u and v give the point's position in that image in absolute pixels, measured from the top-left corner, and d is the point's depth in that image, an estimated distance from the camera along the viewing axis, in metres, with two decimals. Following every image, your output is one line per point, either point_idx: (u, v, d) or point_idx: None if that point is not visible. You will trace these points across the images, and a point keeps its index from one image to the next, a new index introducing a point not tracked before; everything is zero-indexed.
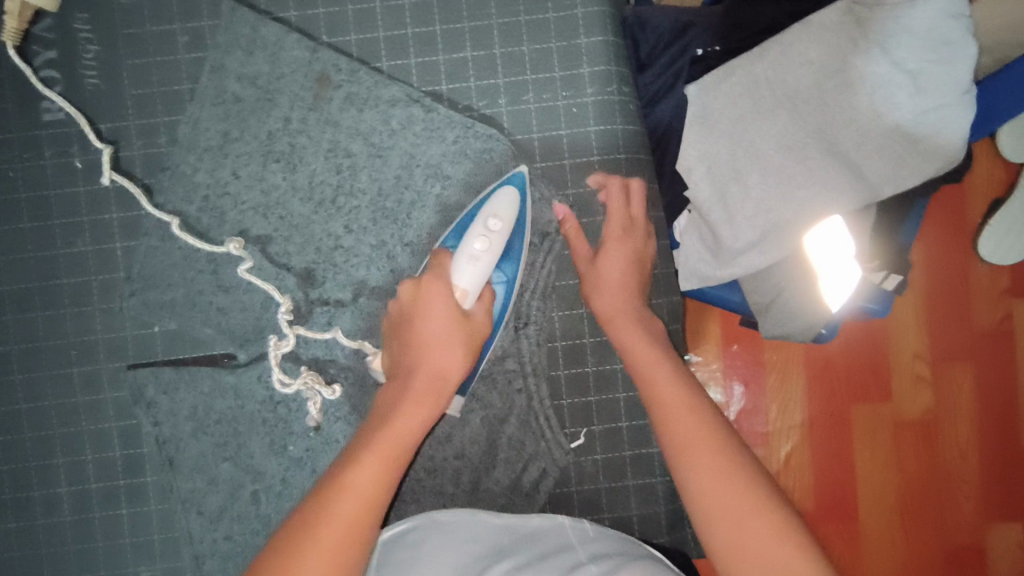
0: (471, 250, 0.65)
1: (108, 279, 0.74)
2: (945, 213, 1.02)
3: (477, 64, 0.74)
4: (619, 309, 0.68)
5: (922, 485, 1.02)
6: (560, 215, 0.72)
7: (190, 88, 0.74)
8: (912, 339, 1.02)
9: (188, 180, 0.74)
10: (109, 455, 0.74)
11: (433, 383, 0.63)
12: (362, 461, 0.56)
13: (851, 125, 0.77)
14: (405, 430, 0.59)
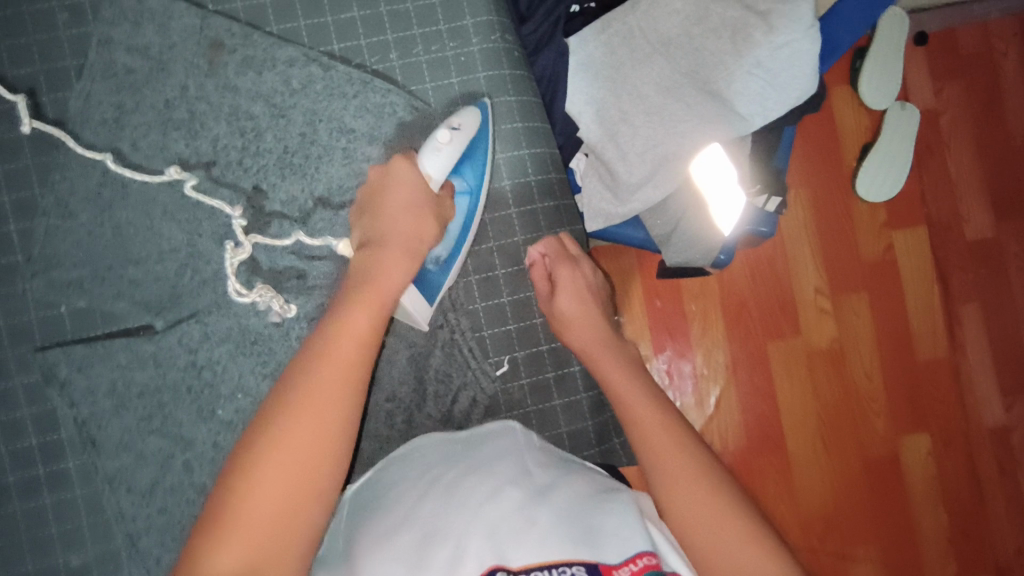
0: (434, 138, 0.71)
1: (6, 262, 0.72)
2: (821, 158, 1.22)
3: (365, 21, 0.78)
4: (585, 325, 0.72)
5: (839, 408, 1.23)
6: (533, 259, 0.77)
7: (75, 64, 0.74)
8: (811, 277, 1.22)
9: (84, 156, 0.74)
10: (25, 444, 0.72)
11: (384, 289, 0.61)
12: (320, 377, 0.51)
13: (715, 74, 0.91)
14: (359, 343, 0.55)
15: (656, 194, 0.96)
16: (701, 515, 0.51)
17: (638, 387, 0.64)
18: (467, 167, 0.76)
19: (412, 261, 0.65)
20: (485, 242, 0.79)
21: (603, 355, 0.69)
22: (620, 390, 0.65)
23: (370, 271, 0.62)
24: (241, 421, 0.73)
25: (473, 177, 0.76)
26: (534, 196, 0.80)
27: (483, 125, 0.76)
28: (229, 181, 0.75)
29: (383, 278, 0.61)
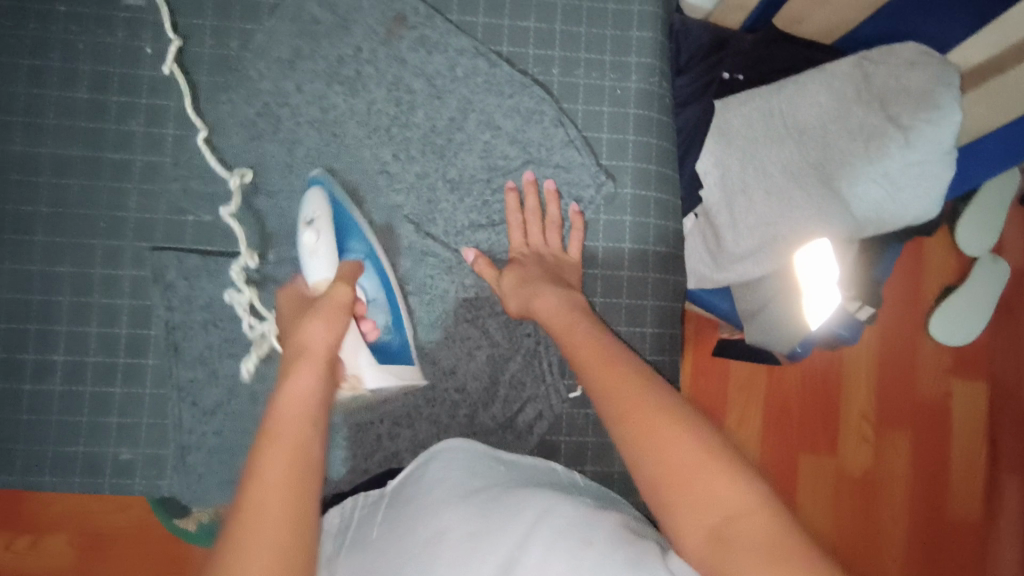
0: (304, 244, 0.71)
1: (152, 161, 0.76)
2: (903, 288, 1.19)
3: (539, 34, 0.81)
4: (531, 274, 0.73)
5: (856, 538, 1.18)
6: (470, 258, 0.77)
7: (270, 3, 0.79)
8: (861, 401, 1.19)
9: (251, 85, 0.78)
10: (114, 332, 0.74)
11: (317, 351, 0.59)
12: (267, 464, 0.48)
13: (835, 188, 0.90)
14: (304, 403, 0.54)
15: (755, 270, 0.96)
16: (682, 467, 0.48)
17: (586, 331, 0.63)
18: (353, 239, 0.74)
19: (341, 318, 0.63)
20: (592, 267, 0.80)
21: (547, 300, 0.68)
22: (568, 334, 0.64)
23: (306, 345, 0.60)
24: None
25: (363, 247, 0.74)
26: (649, 238, 0.81)
27: (336, 199, 0.74)
28: (373, 143, 0.78)
29: (313, 341, 0.60)
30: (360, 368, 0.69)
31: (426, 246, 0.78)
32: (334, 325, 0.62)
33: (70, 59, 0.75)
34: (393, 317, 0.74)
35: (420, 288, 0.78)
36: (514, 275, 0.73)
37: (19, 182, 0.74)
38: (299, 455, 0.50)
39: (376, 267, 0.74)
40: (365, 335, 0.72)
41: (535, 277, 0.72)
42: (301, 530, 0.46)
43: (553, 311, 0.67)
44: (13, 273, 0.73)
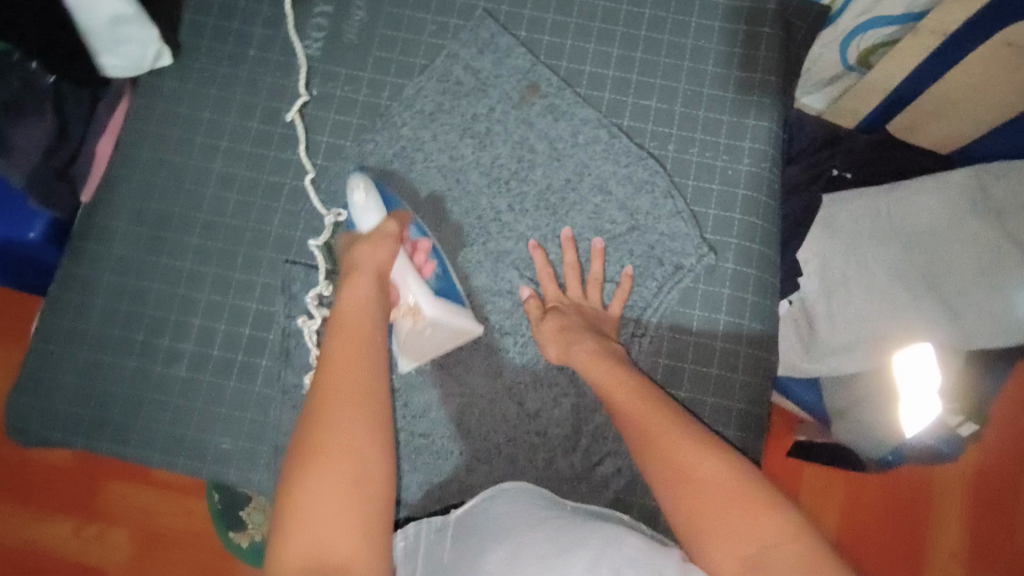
0: (354, 204, 0.78)
1: (300, 185, 0.85)
2: (1007, 416, 1.09)
3: (658, 113, 0.88)
4: (576, 315, 0.78)
5: None
6: (525, 294, 0.81)
7: (422, 64, 0.89)
8: (951, 535, 1.06)
9: (394, 130, 0.87)
10: (238, 331, 0.81)
11: (370, 268, 0.72)
12: (335, 357, 0.64)
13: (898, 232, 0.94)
14: (358, 306, 0.68)
15: (855, 364, 0.94)
16: (716, 504, 0.55)
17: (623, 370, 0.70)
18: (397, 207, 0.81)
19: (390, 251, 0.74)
20: (684, 334, 0.81)
21: (586, 347, 0.73)
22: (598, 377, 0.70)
23: (356, 264, 0.73)
24: (406, 392, 0.81)
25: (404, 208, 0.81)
26: (745, 313, 0.82)
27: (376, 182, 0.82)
28: (493, 192, 0.85)
29: (365, 259, 0.73)
30: (416, 298, 0.76)
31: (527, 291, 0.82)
32: (387, 248, 0.74)
33: (250, 94, 0.87)
34: (440, 264, 0.80)
35: (517, 330, 0.81)
36: (556, 316, 0.77)
37: (188, 191, 0.85)
38: (357, 345, 0.65)
39: (420, 227, 0.81)
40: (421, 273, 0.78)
41: (575, 321, 0.77)
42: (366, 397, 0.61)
43: (589, 357, 0.72)
44: (167, 267, 0.83)
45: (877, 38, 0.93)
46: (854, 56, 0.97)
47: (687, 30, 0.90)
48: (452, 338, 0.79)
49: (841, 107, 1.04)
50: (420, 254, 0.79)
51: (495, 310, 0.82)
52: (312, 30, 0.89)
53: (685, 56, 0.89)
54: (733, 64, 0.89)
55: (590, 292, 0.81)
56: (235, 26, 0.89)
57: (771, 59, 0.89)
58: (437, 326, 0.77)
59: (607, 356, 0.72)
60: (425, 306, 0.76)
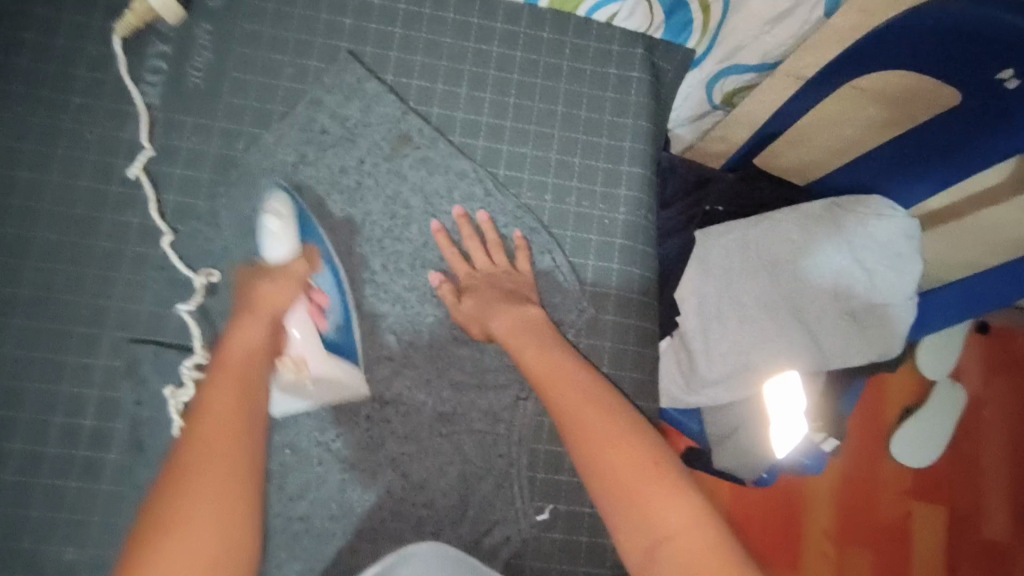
0: (265, 232, 0.76)
1: (144, 251, 0.76)
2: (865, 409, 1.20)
3: (534, 162, 0.86)
4: (492, 302, 0.75)
5: None
6: (435, 281, 0.79)
7: (280, 111, 0.82)
8: (822, 518, 1.16)
9: (252, 183, 0.80)
10: (77, 423, 0.72)
11: (266, 309, 0.69)
12: (213, 395, 0.59)
13: (754, 253, 0.99)
14: (251, 346, 0.65)
15: (725, 395, 0.99)
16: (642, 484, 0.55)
17: (534, 351, 0.69)
18: (311, 239, 0.78)
19: (296, 286, 0.73)
20: None
21: (478, 306, 0.76)
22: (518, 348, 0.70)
23: (254, 303, 0.69)
24: (280, 474, 0.75)
25: (321, 246, 0.78)
26: (624, 364, 0.84)
27: (299, 206, 0.79)
28: (367, 251, 0.80)
29: (266, 298, 0.70)
30: (305, 351, 0.74)
31: (405, 356, 0.79)
32: (289, 288, 0.72)
33: (77, 148, 0.77)
34: (343, 317, 0.77)
35: (397, 398, 0.78)
36: (473, 305, 0.76)
37: (6, 265, 0.74)
38: (243, 380, 0.61)
39: (332, 270, 0.78)
40: (316, 327, 0.76)
41: (501, 299, 0.76)
42: (248, 435, 0.57)
43: (513, 329, 0.72)
44: None
45: (738, 83, 0.95)
46: (720, 97, 0.99)
47: (560, 73, 0.88)
48: (334, 393, 0.77)
49: (710, 135, 1.06)
50: (321, 305, 0.76)
51: (373, 380, 0.78)
52: (149, 73, 0.80)
53: (559, 100, 0.88)
54: (607, 109, 0.89)
55: (509, 287, 0.78)
56: (54, 69, 0.77)
57: (642, 103, 0.90)
58: (319, 382, 0.75)
59: (531, 325, 0.72)
60: (311, 362, 0.74)
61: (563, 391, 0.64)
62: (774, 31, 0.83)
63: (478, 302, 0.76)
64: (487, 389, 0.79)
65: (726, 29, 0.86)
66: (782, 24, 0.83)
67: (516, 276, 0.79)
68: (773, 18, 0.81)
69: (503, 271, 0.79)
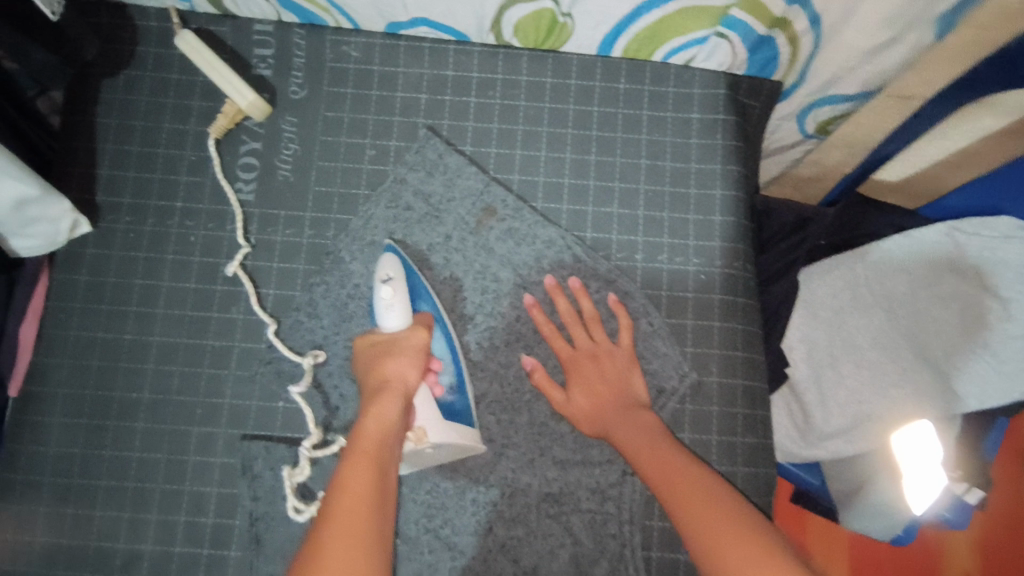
0: (380, 299, 0.73)
1: (249, 346, 0.78)
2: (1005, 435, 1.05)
3: (622, 221, 0.83)
4: (606, 404, 0.75)
5: None
6: (527, 367, 0.78)
7: (365, 194, 0.83)
8: (964, 558, 1.04)
9: (345, 268, 0.81)
10: (201, 520, 0.75)
11: (395, 387, 0.68)
12: (347, 485, 0.59)
13: (877, 273, 0.91)
14: (382, 432, 0.64)
15: (846, 449, 0.90)
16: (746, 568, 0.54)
17: (640, 434, 0.72)
18: (421, 301, 0.77)
19: (419, 363, 0.71)
20: None
21: (585, 391, 0.76)
22: (624, 435, 0.72)
23: (383, 383, 0.69)
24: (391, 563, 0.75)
25: (433, 308, 0.77)
26: (736, 429, 0.79)
27: (409, 268, 0.78)
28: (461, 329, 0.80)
29: (392, 377, 0.69)
30: (425, 421, 0.71)
31: (506, 436, 0.77)
32: (414, 364, 0.71)
33: (183, 252, 0.80)
34: (456, 377, 0.76)
35: (502, 481, 0.76)
36: (583, 394, 0.76)
37: (127, 370, 0.78)
38: (375, 471, 0.61)
39: (444, 332, 0.77)
40: (432, 392, 0.74)
41: (614, 397, 0.76)
42: (376, 544, 0.55)
43: (636, 437, 0.71)
44: (113, 458, 0.76)
45: (834, 112, 0.88)
46: (813, 126, 0.92)
47: (642, 125, 0.85)
48: (453, 456, 0.75)
49: (807, 156, 0.97)
50: (436, 368, 0.75)
51: (475, 463, 0.76)
52: (242, 171, 0.82)
53: (642, 153, 0.84)
54: (694, 157, 0.84)
55: (614, 375, 0.77)
56: (157, 179, 0.82)
57: (731, 148, 0.85)
58: (439, 447, 0.72)
59: (651, 436, 0.71)
60: (431, 431, 0.70)
61: (669, 475, 0.67)
62: (876, 59, 0.77)
63: (588, 390, 0.76)
64: (593, 466, 0.76)
65: (818, 60, 0.80)
66: (885, 53, 0.76)
67: (620, 355, 0.77)
68: (874, 48, 0.75)
69: (609, 350, 0.78)
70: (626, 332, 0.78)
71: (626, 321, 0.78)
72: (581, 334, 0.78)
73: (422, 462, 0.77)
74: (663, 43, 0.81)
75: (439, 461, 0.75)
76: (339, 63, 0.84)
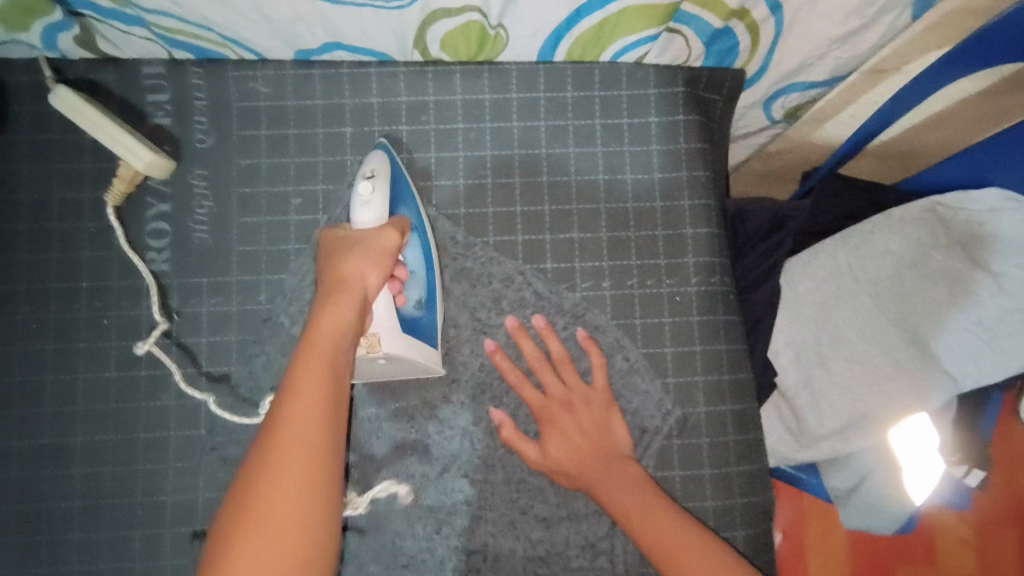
0: (357, 195, 0.66)
1: (188, 434, 0.71)
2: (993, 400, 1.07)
3: (583, 245, 0.75)
4: (591, 458, 0.70)
5: None
6: (497, 421, 0.72)
7: (296, 248, 0.74)
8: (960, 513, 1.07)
9: (285, 333, 0.73)
10: None
11: (353, 289, 0.60)
12: (299, 382, 0.53)
13: (863, 268, 0.84)
14: (337, 332, 0.57)
15: (845, 448, 0.83)
16: None
17: (629, 491, 0.67)
18: (404, 205, 0.71)
19: (386, 262, 0.63)
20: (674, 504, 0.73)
21: (562, 442, 0.71)
22: (612, 496, 0.68)
23: (342, 279, 0.61)
24: None
25: (415, 215, 0.71)
26: (729, 459, 0.73)
27: (395, 165, 0.72)
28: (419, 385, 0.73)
29: (350, 277, 0.61)
30: (379, 329, 0.65)
31: (484, 497, 0.71)
32: (375, 266, 0.62)
33: (98, 337, 0.71)
34: (425, 292, 0.71)
35: (483, 546, 0.70)
36: (562, 448, 0.70)
37: (54, 478, 0.70)
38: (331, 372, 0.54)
39: (421, 240, 0.71)
40: (396, 301, 0.68)
41: (599, 447, 0.71)
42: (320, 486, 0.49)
43: (625, 499, 0.67)
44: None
45: (802, 98, 0.81)
46: (780, 112, 0.84)
47: (595, 135, 0.76)
48: (407, 372, 0.70)
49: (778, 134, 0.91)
50: (404, 278, 0.70)
51: (453, 531, 0.71)
52: (153, 239, 0.73)
53: (599, 167, 0.76)
54: (656, 166, 0.77)
55: (590, 422, 0.72)
56: (55, 258, 0.72)
57: (695, 150, 0.77)
58: (392, 360, 0.67)
59: (640, 496, 0.66)
60: (386, 342, 0.65)
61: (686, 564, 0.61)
62: (845, 45, 0.70)
63: (565, 443, 0.71)
64: (580, 519, 0.71)
65: (782, 47, 0.72)
66: (855, 38, 0.70)
67: (597, 399, 0.72)
68: (843, 35, 0.69)
69: (586, 394, 0.72)
70: (601, 371, 0.73)
71: (598, 359, 0.73)
72: (552, 379, 0.72)
73: (393, 537, 0.71)
74: (610, 44, 0.72)
75: (392, 373, 0.70)
76: (248, 102, 0.75)
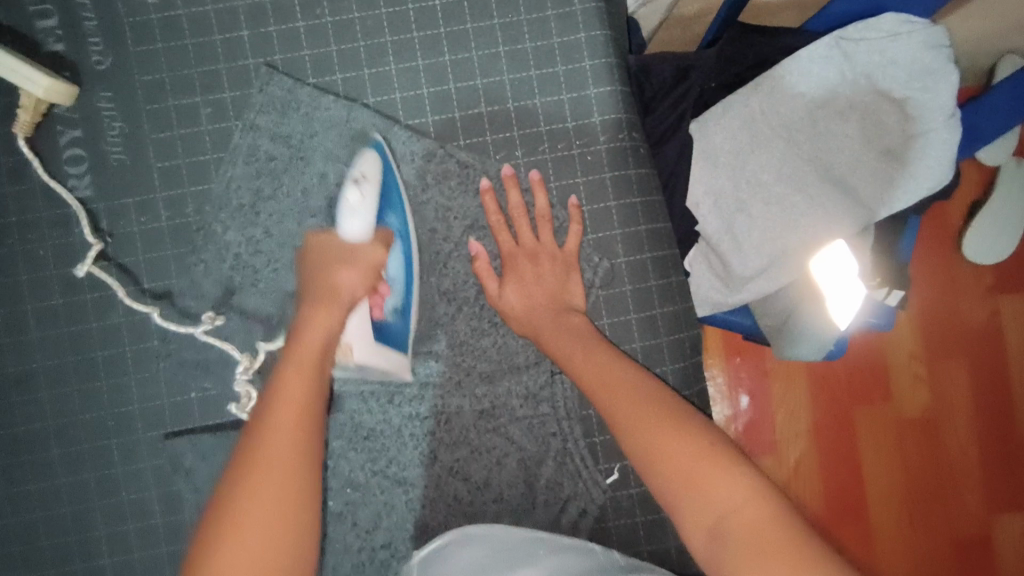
0: (346, 202, 0.70)
1: (142, 346, 0.75)
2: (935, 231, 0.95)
3: (493, 117, 0.78)
4: (539, 307, 0.73)
5: (922, 481, 0.95)
6: (474, 252, 0.76)
7: (214, 158, 0.76)
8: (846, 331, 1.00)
9: (219, 241, 0.76)
10: (151, 524, 0.74)
11: (336, 298, 0.64)
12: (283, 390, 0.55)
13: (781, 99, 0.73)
14: (321, 347, 0.60)
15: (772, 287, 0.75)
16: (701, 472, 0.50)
17: (569, 340, 0.69)
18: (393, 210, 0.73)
19: (371, 272, 0.68)
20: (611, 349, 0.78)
21: (518, 288, 0.74)
22: (547, 339, 0.70)
23: (330, 289, 0.65)
24: (350, 513, 0.76)
25: (400, 221, 0.73)
26: (654, 301, 0.79)
27: (387, 164, 0.74)
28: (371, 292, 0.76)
29: (340, 288, 0.65)
30: (352, 337, 0.69)
31: (431, 366, 0.76)
32: (364, 279, 0.67)
33: (37, 268, 0.74)
34: (402, 301, 0.73)
35: (435, 410, 0.76)
36: (518, 295, 0.73)
37: (24, 403, 0.74)
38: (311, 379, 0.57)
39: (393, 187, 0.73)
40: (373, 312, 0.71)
41: (547, 303, 0.73)
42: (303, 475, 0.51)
43: (568, 346, 0.68)
44: (39, 491, 0.74)
45: None
46: None
47: (490, 7, 0.78)
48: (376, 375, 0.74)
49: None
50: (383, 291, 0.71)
51: (406, 399, 0.76)
52: (70, 166, 0.75)
53: (498, 39, 0.78)
54: (553, 31, 0.78)
55: (551, 278, 0.74)
56: None
57: (591, 10, 0.79)
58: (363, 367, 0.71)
59: (582, 338, 0.68)
60: (358, 352, 0.69)
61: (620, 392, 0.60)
62: None
63: (524, 289, 0.73)
64: (521, 372, 0.77)
65: None
66: None
67: (562, 258, 0.75)
68: None
69: (547, 247, 0.75)
70: (547, 225, 0.76)
71: (546, 210, 0.76)
72: (506, 232, 0.75)
73: (352, 413, 0.76)
74: None
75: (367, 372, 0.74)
76: (138, 16, 0.75)
